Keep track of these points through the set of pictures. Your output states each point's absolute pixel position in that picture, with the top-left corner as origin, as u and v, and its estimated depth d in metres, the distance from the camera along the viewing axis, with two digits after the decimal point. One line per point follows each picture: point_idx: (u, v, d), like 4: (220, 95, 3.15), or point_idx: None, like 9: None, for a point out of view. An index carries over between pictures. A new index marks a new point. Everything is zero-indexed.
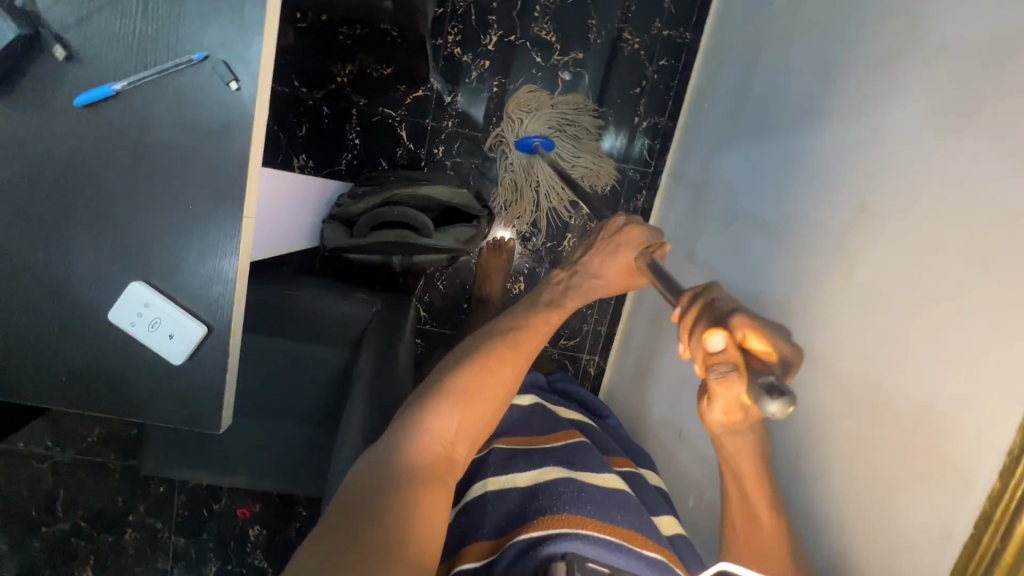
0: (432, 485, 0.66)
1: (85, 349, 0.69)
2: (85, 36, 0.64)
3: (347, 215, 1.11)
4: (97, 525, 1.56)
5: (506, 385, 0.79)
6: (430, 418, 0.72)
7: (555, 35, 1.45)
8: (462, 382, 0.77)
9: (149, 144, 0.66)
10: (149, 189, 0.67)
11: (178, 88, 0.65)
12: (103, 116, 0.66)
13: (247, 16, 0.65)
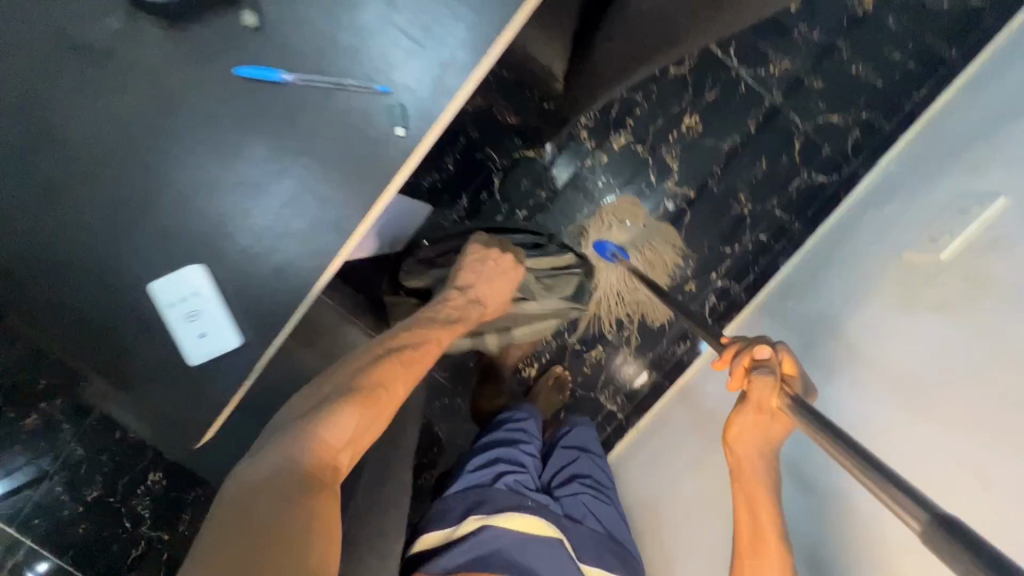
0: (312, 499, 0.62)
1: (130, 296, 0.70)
2: (282, 16, 0.64)
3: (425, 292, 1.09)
4: (15, 395, 1.54)
5: (397, 391, 0.79)
6: (313, 430, 0.69)
7: (678, 164, 1.45)
8: (347, 399, 0.73)
9: (287, 144, 0.66)
10: (256, 181, 0.67)
11: (341, 102, 0.65)
12: (256, 93, 0.65)
13: (449, 70, 0.64)
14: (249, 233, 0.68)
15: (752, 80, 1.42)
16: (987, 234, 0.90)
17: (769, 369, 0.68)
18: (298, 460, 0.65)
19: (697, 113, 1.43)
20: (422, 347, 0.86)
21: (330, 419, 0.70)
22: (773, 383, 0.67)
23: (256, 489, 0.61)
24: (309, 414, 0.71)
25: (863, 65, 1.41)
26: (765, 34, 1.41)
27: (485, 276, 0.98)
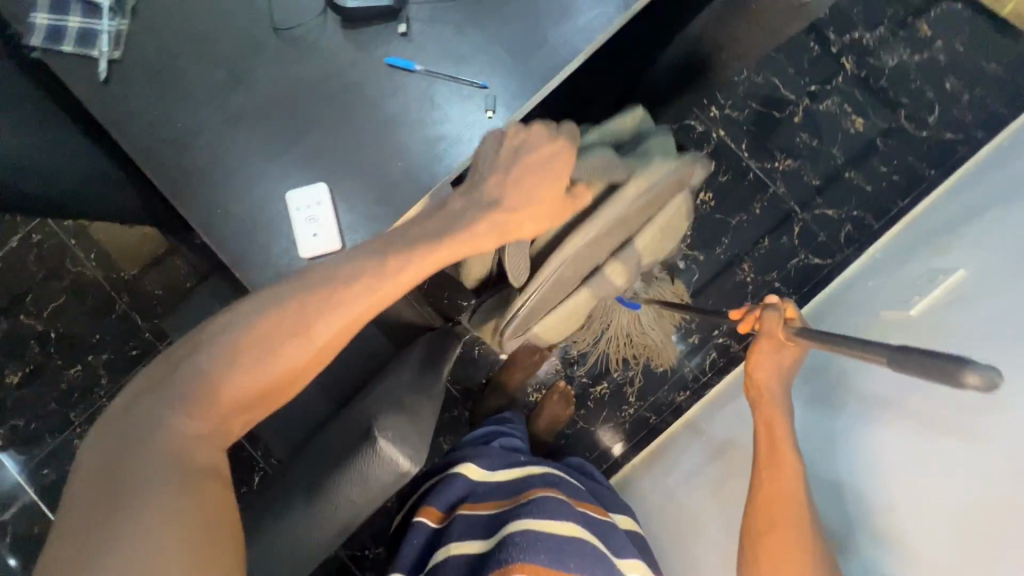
0: (198, 485, 0.63)
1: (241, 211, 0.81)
2: (427, 26, 0.82)
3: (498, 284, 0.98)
4: (66, 345, 1.69)
5: (296, 359, 0.69)
6: (195, 398, 0.66)
7: (691, 231, 1.67)
8: (232, 366, 0.67)
9: (403, 115, 0.82)
10: (371, 139, 0.82)
11: (450, 90, 0.82)
12: (393, 77, 0.82)
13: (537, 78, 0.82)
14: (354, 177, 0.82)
15: (760, 171, 1.68)
16: (949, 296, 1.07)
17: (775, 307, 0.80)
18: (180, 445, 0.64)
19: (711, 191, 1.67)
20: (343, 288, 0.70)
21: (213, 390, 0.67)
22: (778, 316, 0.79)
23: (126, 477, 0.60)
24: (197, 378, 0.67)
25: (855, 172, 1.66)
26: (773, 136, 1.69)
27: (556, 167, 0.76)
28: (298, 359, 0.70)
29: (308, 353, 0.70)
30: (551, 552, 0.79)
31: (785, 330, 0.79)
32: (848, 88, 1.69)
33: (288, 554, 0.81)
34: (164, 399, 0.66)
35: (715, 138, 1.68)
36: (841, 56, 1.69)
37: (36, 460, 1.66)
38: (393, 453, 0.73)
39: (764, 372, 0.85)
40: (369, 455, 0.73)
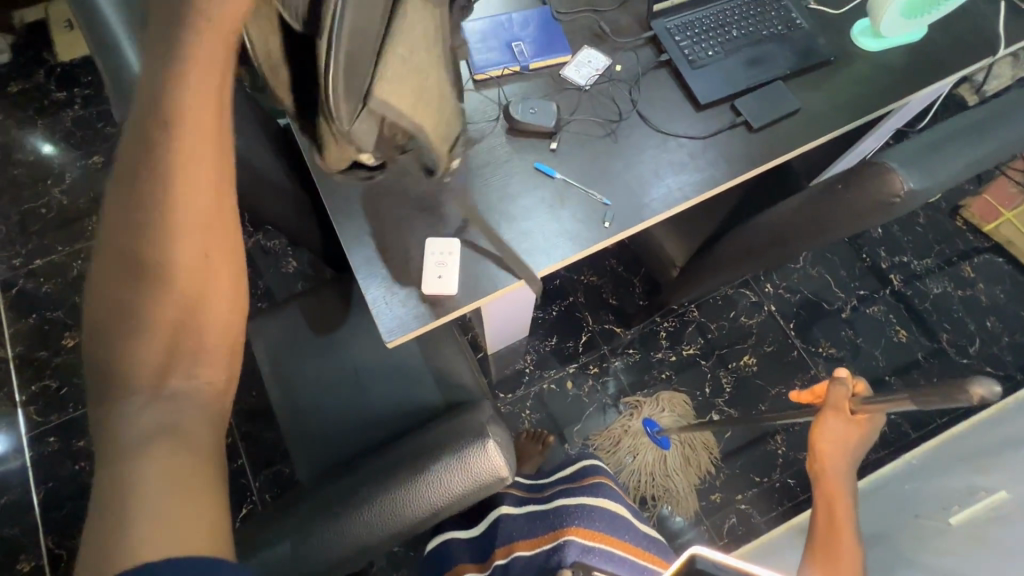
0: (180, 443, 0.40)
1: (373, 247, 0.91)
2: (573, 144, 0.98)
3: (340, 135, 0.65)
4: None
5: (181, 205, 0.42)
6: (122, 360, 0.42)
7: (731, 389, 1.73)
8: (119, 272, 0.42)
9: (533, 206, 0.94)
10: (499, 219, 0.93)
11: (577, 197, 0.94)
12: (537, 177, 0.96)
13: (647, 206, 0.95)
14: (477, 242, 0.91)
15: (804, 352, 1.78)
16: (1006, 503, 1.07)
17: (845, 383, 0.76)
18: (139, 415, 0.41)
19: (755, 356, 1.77)
20: (187, 78, 0.41)
21: (121, 331, 0.42)
22: (848, 390, 0.76)
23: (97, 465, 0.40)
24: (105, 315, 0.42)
25: (894, 378, 1.74)
26: (820, 324, 1.81)
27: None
28: (182, 188, 0.41)
29: (183, 182, 0.41)
30: (603, 522, 0.88)
31: (854, 403, 0.75)
32: (894, 301, 1.84)
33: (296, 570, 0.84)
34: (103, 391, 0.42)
35: (766, 311, 1.82)
36: (889, 273, 1.87)
37: (46, 426, 1.67)
38: (497, 455, 0.86)
39: (833, 448, 0.81)
40: (477, 449, 0.86)
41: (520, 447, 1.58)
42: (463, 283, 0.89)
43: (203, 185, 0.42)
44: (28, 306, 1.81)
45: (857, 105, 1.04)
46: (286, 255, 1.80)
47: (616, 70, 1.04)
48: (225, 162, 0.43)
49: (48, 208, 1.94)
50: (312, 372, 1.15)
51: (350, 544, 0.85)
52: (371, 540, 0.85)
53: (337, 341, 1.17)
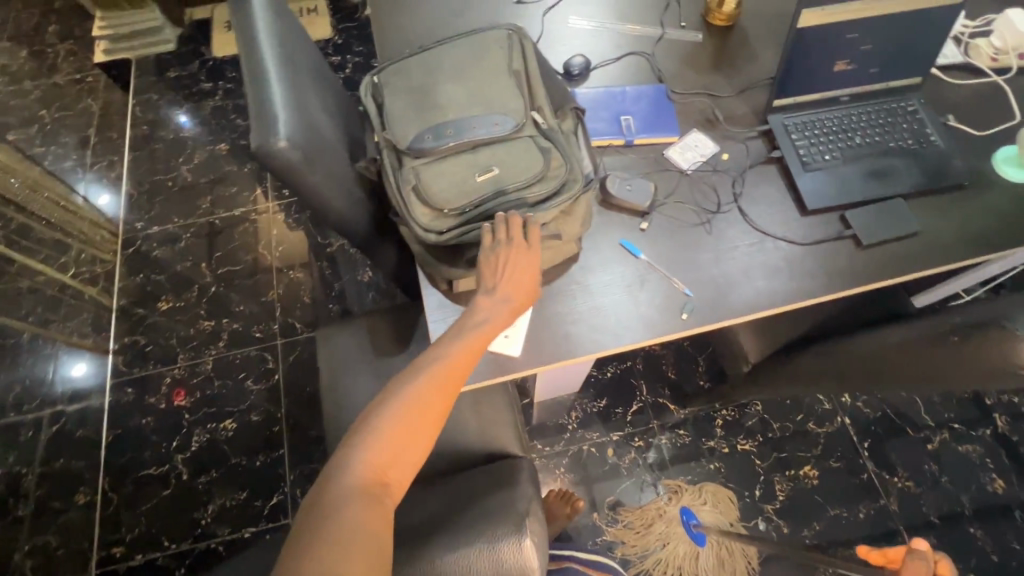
0: (377, 509, 0.62)
1: (445, 292, 0.93)
2: (664, 228, 0.97)
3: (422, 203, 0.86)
4: (214, 301, 1.95)
5: (451, 379, 0.74)
6: (370, 442, 0.67)
7: (784, 498, 1.60)
8: (401, 392, 0.72)
9: (614, 286, 0.93)
10: (578, 288, 0.93)
11: (659, 281, 0.93)
12: (621, 254, 0.95)
13: (728, 301, 0.91)
14: (550, 308, 0.92)
15: (875, 476, 1.61)
16: None
17: (924, 556, 0.73)
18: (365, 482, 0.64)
19: (817, 470, 1.62)
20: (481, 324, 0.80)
21: (380, 420, 0.69)
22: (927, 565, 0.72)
23: (319, 516, 0.60)
24: (374, 419, 0.69)
25: (981, 531, 1.54)
26: (898, 447, 1.64)
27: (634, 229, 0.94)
28: (454, 372, 0.75)
29: (452, 372, 0.75)
30: None
31: None
32: (993, 442, 1.63)
33: None
34: (348, 453, 0.66)
35: (838, 422, 1.68)
36: (993, 410, 1.67)
37: (128, 377, 1.84)
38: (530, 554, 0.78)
39: None
40: (512, 543, 0.78)
41: (549, 505, 1.53)
42: (527, 347, 0.89)
43: (461, 367, 0.76)
44: (139, 265, 2.02)
45: (986, 238, 0.95)
46: (364, 265, 1.96)
47: (723, 160, 1.02)
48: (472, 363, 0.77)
49: (175, 182, 2.16)
50: (366, 392, 1.21)
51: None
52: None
53: (391, 366, 1.23)
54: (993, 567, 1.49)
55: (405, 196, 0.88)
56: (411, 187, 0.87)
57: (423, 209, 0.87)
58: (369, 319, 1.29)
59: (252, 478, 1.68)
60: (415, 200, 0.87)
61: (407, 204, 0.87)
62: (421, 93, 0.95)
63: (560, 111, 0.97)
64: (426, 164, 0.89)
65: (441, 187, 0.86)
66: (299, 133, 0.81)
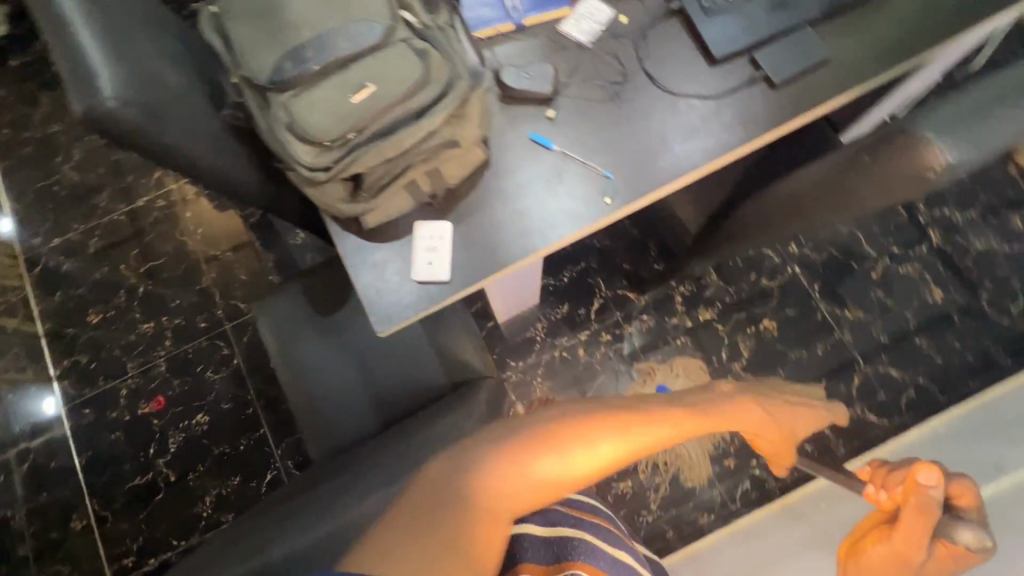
0: (483, 546, 0.67)
1: (357, 231, 0.87)
2: (572, 111, 0.90)
3: (302, 141, 0.77)
4: (146, 302, 1.83)
5: (600, 454, 0.75)
6: (505, 472, 0.71)
7: (749, 354, 1.68)
8: (549, 437, 0.74)
9: (532, 185, 0.88)
10: (496, 196, 0.87)
11: (577, 169, 0.88)
12: (533, 149, 0.89)
13: (649, 172, 0.87)
14: (470, 223, 0.87)
15: (829, 314, 1.69)
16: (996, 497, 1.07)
17: (936, 483, 0.75)
18: (487, 507, 0.69)
19: (775, 321, 1.70)
20: (640, 404, 0.83)
21: (519, 451, 0.73)
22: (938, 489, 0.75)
23: (444, 514, 0.67)
24: (525, 443, 0.73)
25: (926, 339, 1.65)
26: (846, 283, 1.72)
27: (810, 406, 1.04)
28: (605, 447, 0.76)
29: (609, 449, 0.76)
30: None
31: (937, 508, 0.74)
32: (931, 258, 1.72)
33: (315, 554, 0.83)
34: (480, 459, 0.72)
35: (789, 272, 1.73)
36: (928, 227, 1.74)
37: (82, 398, 1.76)
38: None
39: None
40: None
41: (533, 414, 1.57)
42: (455, 268, 0.85)
43: (614, 436, 0.77)
44: (53, 283, 1.87)
45: (895, 50, 0.91)
46: (294, 228, 1.85)
47: (621, 24, 0.94)
48: (626, 442, 0.78)
49: (61, 185, 1.95)
50: (318, 352, 1.18)
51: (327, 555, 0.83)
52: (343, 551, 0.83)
53: (338, 322, 1.19)
54: (939, 368, 1.63)
55: (283, 138, 0.78)
56: (286, 127, 0.78)
57: (303, 147, 0.77)
58: (302, 281, 1.22)
59: (241, 462, 1.68)
60: (292, 139, 0.78)
61: (288, 147, 0.78)
62: (268, 13, 0.82)
63: (434, 5, 0.86)
64: (295, 96, 0.79)
65: (317, 118, 0.76)
66: (134, 89, 0.71)
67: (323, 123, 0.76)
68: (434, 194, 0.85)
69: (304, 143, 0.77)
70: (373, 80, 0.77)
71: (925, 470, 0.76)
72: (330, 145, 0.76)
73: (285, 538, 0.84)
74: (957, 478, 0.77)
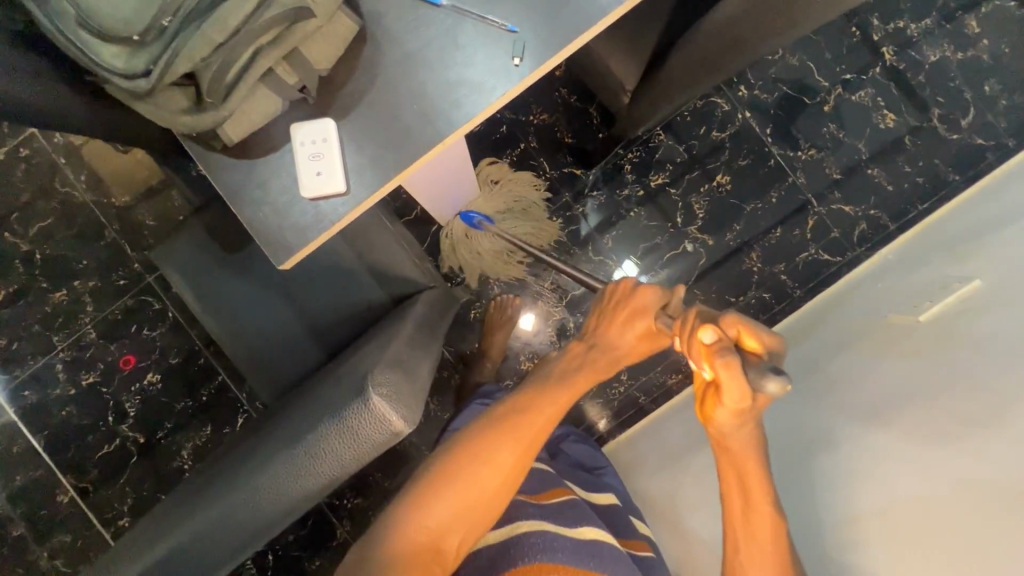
0: None
1: (224, 149, 0.71)
2: None
3: (105, 40, 0.59)
4: (49, 268, 1.64)
5: (502, 457, 0.76)
6: (416, 513, 0.72)
7: (704, 214, 1.62)
8: (454, 466, 0.75)
9: (424, 57, 0.71)
10: (382, 78, 0.71)
11: (475, 27, 0.71)
12: (417, 9, 0.71)
13: (563, 15, 0.71)
14: (357, 117, 0.71)
15: (782, 158, 1.62)
16: (956, 306, 1.05)
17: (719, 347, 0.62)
18: (408, 545, 0.71)
19: (729, 175, 1.62)
20: (548, 388, 0.82)
21: (424, 489, 0.74)
22: (719, 351, 0.61)
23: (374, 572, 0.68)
24: (427, 482, 0.75)
25: (878, 169, 1.61)
26: (797, 122, 1.62)
27: (646, 310, 0.84)
28: (508, 453, 0.77)
29: (514, 449, 0.77)
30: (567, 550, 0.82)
31: (730, 357, 0.61)
32: (884, 80, 1.62)
33: (264, 505, 0.77)
34: (396, 512, 0.73)
35: (740, 120, 1.62)
36: (881, 46, 1.62)
37: (16, 381, 1.62)
38: (387, 407, 0.70)
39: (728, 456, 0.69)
40: None
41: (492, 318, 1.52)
42: (351, 177, 0.71)
43: (512, 435, 0.77)
44: None
45: None
46: None
47: None
48: (528, 433, 0.78)
49: None
50: (240, 295, 1.07)
51: (263, 513, 0.77)
52: (283, 507, 0.78)
53: (254, 257, 1.07)
54: (891, 196, 1.60)
55: (75, 38, 0.59)
56: (76, 21, 0.59)
57: (112, 49, 0.59)
58: (202, 218, 1.07)
59: (207, 411, 1.63)
60: (92, 39, 0.59)
61: (87, 49, 0.59)
62: None
63: None
64: None
65: (115, 6, 0.58)
66: None
67: (126, 10, 0.58)
68: (305, 86, 0.68)
69: (108, 41, 0.59)
70: None
71: (705, 332, 0.63)
72: (143, 38, 0.59)
73: (230, 500, 0.77)
74: (727, 314, 0.66)
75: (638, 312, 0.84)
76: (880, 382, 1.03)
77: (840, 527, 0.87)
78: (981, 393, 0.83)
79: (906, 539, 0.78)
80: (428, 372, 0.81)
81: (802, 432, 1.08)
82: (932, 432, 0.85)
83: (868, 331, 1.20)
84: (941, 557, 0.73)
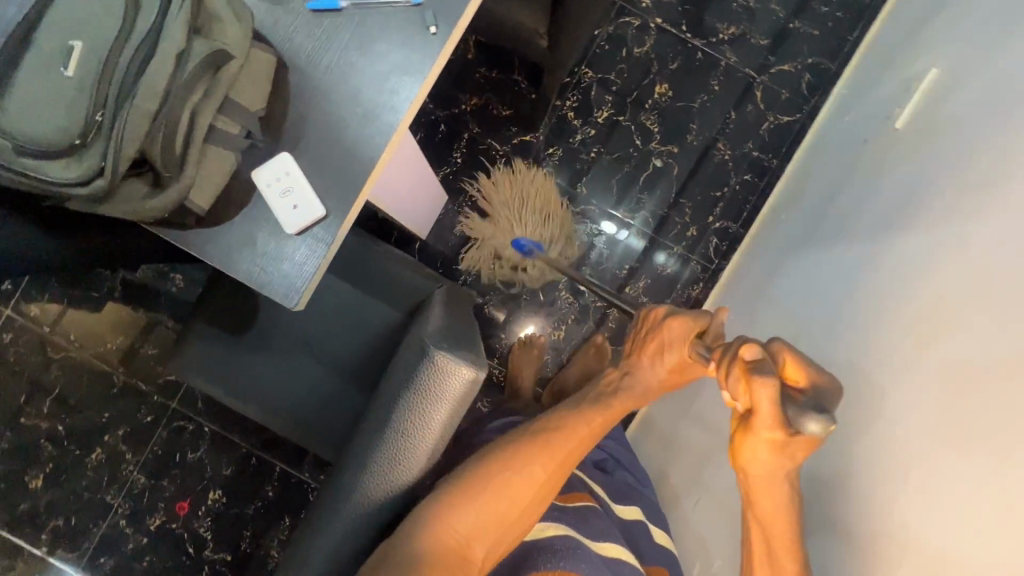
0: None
1: (200, 220, 0.71)
2: None
3: (51, 157, 0.59)
4: (76, 435, 1.62)
5: (538, 473, 0.80)
6: (448, 513, 0.76)
7: (658, 127, 1.64)
8: (491, 472, 0.80)
9: (347, 60, 0.72)
10: (316, 95, 0.72)
11: (383, 14, 0.72)
12: (322, 20, 0.72)
13: None
14: (308, 139, 0.72)
15: (708, 47, 1.64)
16: (925, 100, 1.07)
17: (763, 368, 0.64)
18: (436, 545, 0.75)
19: (666, 82, 1.64)
20: (582, 412, 0.88)
21: (462, 487, 0.79)
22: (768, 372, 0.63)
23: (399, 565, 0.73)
24: (461, 487, 0.79)
25: (799, 20, 1.63)
26: (708, 9, 1.65)
27: (672, 343, 0.89)
28: (545, 464, 0.80)
29: (551, 463, 0.81)
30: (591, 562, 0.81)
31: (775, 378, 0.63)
32: None
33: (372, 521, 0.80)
34: (429, 511, 0.77)
35: (654, 28, 1.64)
36: None
37: (88, 552, 1.60)
38: (450, 359, 0.76)
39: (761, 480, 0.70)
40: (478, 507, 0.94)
41: (517, 359, 1.51)
42: (326, 198, 0.71)
43: (545, 450, 0.81)
44: None
45: None
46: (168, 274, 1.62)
47: None
48: (562, 453, 0.82)
49: None
50: (265, 369, 1.06)
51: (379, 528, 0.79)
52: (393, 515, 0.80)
53: (265, 330, 1.07)
54: (821, 39, 1.63)
55: (23, 168, 0.59)
56: (16, 151, 0.58)
57: (61, 163, 0.59)
58: (203, 312, 1.07)
59: (279, 504, 1.62)
60: (38, 161, 0.59)
61: (37, 172, 0.59)
62: None
63: None
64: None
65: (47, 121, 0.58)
66: None
67: (61, 119, 0.58)
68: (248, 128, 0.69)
69: (54, 156, 0.59)
70: (76, 34, 0.58)
71: (751, 349, 0.68)
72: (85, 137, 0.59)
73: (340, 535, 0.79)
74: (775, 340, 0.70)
75: (670, 339, 0.89)
76: (886, 195, 1.05)
77: (874, 340, 0.89)
78: (974, 171, 0.86)
79: (926, 324, 0.81)
80: (481, 343, 0.81)
81: (833, 273, 1.09)
82: (944, 213, 0.88)
83: (852, 162, 1.21)
84: (957, 327, 0.76)
